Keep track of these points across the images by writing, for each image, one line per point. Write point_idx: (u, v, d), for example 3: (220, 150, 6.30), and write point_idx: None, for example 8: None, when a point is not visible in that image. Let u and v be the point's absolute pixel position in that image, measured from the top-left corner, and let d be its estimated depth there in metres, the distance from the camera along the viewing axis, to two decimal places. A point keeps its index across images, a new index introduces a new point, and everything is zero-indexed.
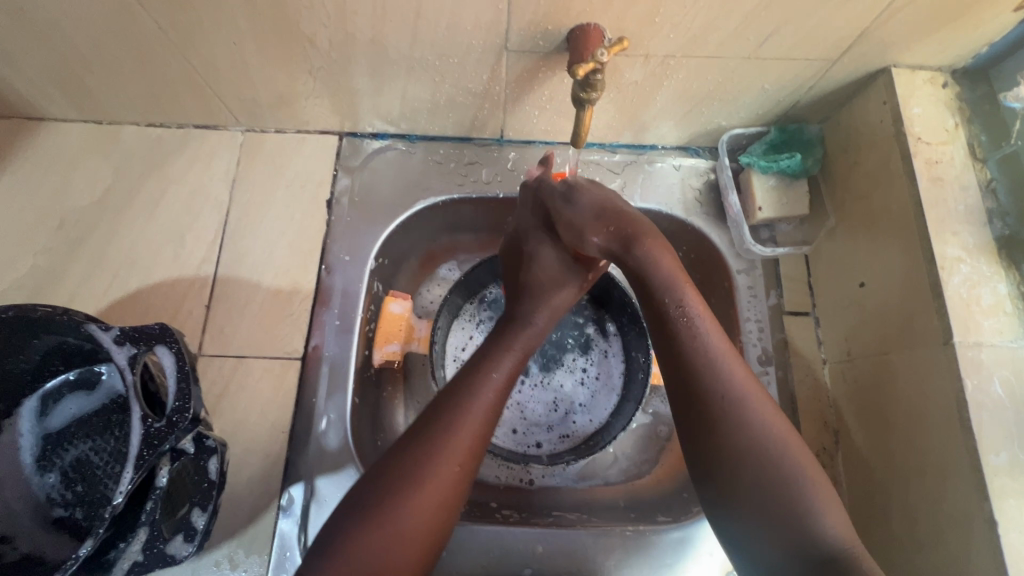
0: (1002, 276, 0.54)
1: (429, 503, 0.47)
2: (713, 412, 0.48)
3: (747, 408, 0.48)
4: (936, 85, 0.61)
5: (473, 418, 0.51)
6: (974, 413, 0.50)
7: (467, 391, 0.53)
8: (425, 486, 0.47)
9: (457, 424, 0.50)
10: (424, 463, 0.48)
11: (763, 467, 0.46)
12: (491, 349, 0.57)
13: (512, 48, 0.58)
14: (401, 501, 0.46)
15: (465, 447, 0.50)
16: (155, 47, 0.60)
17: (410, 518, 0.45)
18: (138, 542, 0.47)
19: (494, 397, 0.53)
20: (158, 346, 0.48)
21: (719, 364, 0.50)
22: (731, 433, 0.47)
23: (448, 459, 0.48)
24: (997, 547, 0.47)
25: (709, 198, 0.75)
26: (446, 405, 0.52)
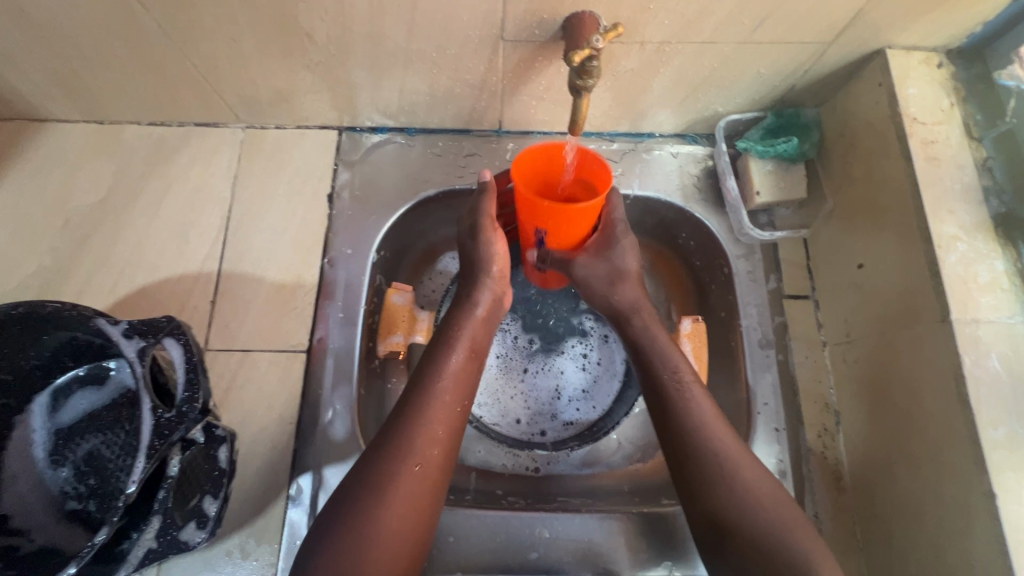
0: (999, 254, 0.54)
1: (399, 511, 0.49)
2: (704, 465, 0.52)
3: (727, 463, 0.52)
4: (931, 65, 0.61)
5: (430, 421, 0.53)
6: (972, 388, 0.51)
7: (420, 393, 0.55)
8: (389, 495, 0.49)
9: (412, 428, 0.52)
10: (386, 473, 0.50)
11: (755, 526, 0.49)
12: (434, 348, 0.59)
13: (508, 39, 0.58)
14: (371, 510, 0.48)
15: (423, 449, 0.52)
16: (155, 45, 0.60)
17: (384, 528, 0.48)
18: (152, 530, 0.48)
19: (449, 396, 0.55)
20: (167, 338, 0.49)
21: (707, 423, 0.54)
22: (713, 483, 0.51)
23: (406, 467, 0.50)
24: (996, 519, 0.48)
25: (706, 184, 0.75)
26: (400, 413, 0.54)
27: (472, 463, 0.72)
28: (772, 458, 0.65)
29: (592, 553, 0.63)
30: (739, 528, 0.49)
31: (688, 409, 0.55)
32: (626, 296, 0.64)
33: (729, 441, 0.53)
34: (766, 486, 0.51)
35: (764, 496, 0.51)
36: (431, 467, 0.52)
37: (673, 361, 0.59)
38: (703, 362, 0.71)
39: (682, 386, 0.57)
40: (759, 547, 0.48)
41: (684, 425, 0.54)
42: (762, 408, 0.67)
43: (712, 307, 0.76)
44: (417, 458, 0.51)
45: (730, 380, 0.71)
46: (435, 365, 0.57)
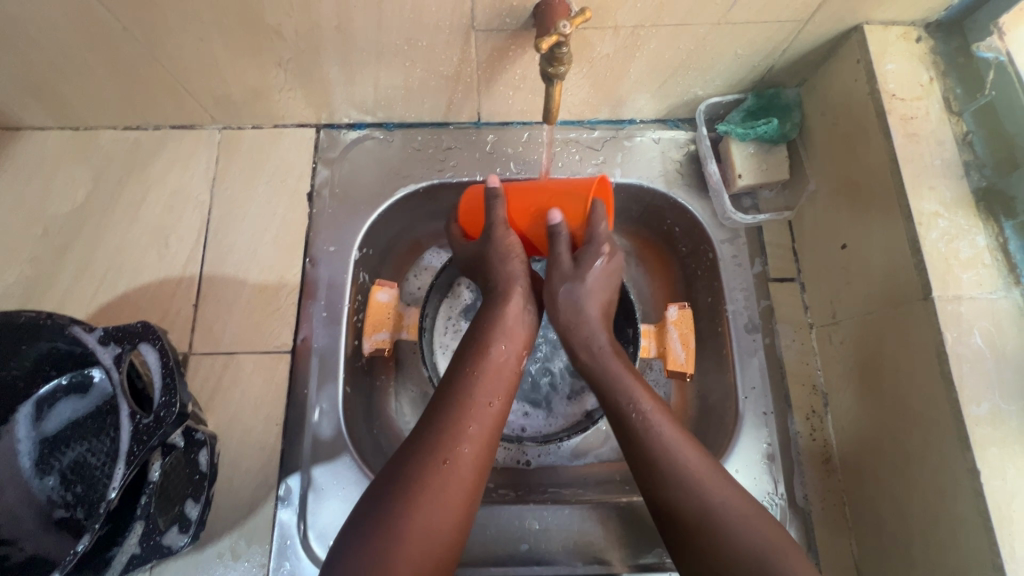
0: (980, 229, 0.54)
1: (437, 513, 0.48)
2: (651, 455, 0.53)
3: (678, 465, 0.52)
4: (910, 40, 0.60)
5: (465, 415, 0.53)
6: (954, 365, 0.50)
7: (462, 392, 0.55)
8: (427, 498, 0.48)
9: (460, 425, 0.53)
10: (425, 465, 0.50)
11: (692, 505, 0.50)
12: (468, 351, 0.59)
13: (479, 28, 0.58)
14: (407, 504, 0.48)
15: (464, 452, 0.51)
16: (122, 47, 0.59)
17: (417, 531, 0.47)
18: (135, 535, 0.48)
19: (484, 394, 0.55)
20: (142, 344, 0.49)
21: (670, 444, 0.53)
22: (664, 476, 0.52)
23: (439, 459, 0.50)
24: (980, 495, 0.47)
25: (689, 169, 0.74)
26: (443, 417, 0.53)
27: None
28: (761, 442, 0.65)
29: (583, 543, 0.63)
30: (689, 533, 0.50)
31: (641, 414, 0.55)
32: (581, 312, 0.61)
33: (679, 439, 0.54)
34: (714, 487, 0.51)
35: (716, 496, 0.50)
36: (466, 471, 0.51)
37: (604, 344, 0.60)
38: (690, 348, 0.70)
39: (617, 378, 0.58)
40: (704, 530, 0.49)
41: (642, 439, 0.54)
42: (750, 393, 0.67)
43: (699, 293, 0.75)
44: (452, 452, 0.51)
45: (719, 365, 0.71)
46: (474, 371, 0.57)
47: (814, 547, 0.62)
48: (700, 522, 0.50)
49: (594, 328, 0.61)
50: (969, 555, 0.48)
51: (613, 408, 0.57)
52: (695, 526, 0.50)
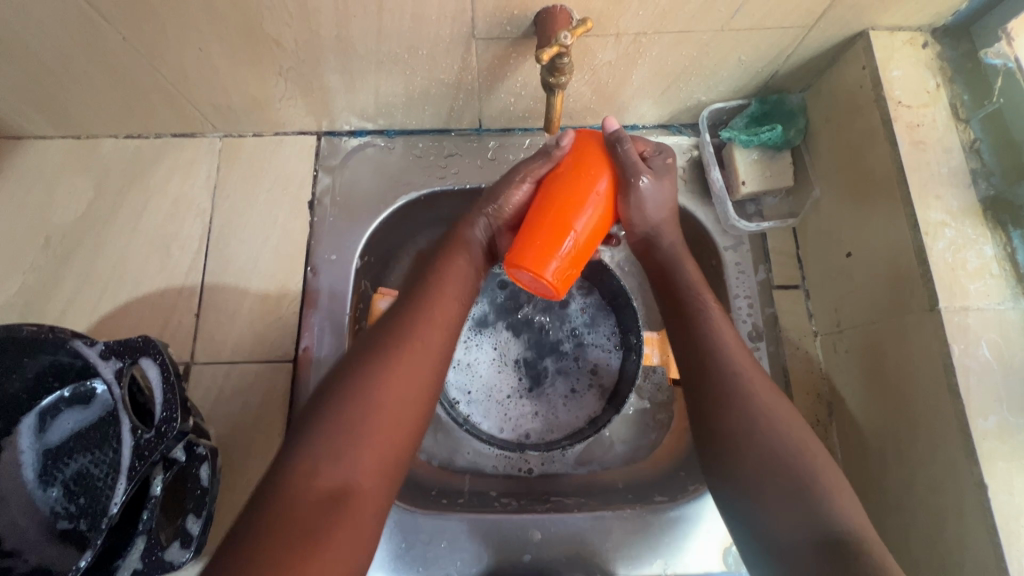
0: (988, 238, 0.53)
1: (396, 393, 0.46)
2: (732, 387, 0.51)
3: (758, 402, 0.50)
4: (916, 46, 0.59)
5: (430, 314, 0.51)
6: (961, 377, 0.50)
7: (425, 289, 0.53)
8: (393, 375, 0.46)
9: (414, 328, 0.49)
10: (387, 355, 0.48)
11: (762, 442, 0.48)
12: (437, 254, 0.57)
13: (480, 36, 0.57)
14: (371, 394, 0.45)
15: (427, 336, 0.49)
16: (122, 58, 0.59)
17: (384, 405, 0.45)
18: (137, 551, 0.48)
19: (450, 290, 0.54)
20: (143, 358, 0.49)
21: (733, 357, 0.53)
22: (723, 391, 0.51)
23: (406, 349, 0.48)
24: (987, 509, 0.47)
25: (693, 175, 0.74)
26: (402, 313, 0.51)
27: (463, 465, 0.72)
28: None
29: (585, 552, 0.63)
30: (752, 472, 0.48)
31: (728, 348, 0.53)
32: (647, 218, 0.59)
33: (761, 377, 0.52)
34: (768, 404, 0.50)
35: (771, 417, 0.50)
36: (431, 354, 0.49)
37: (699, 289, 0.58)
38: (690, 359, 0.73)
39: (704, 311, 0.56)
40: (750, 449, 0.49)
41: (704, 346, 0.54)
42: None
43: None
44: (421, 340, 0.49)
45: None
46: (429, 292, 0.52)
47: None
48: (761, 463, 0.48)
49: (670, 230, 0.61)
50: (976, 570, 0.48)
51: (698, 336, 0.55)
52: (767, 462, 0.48)
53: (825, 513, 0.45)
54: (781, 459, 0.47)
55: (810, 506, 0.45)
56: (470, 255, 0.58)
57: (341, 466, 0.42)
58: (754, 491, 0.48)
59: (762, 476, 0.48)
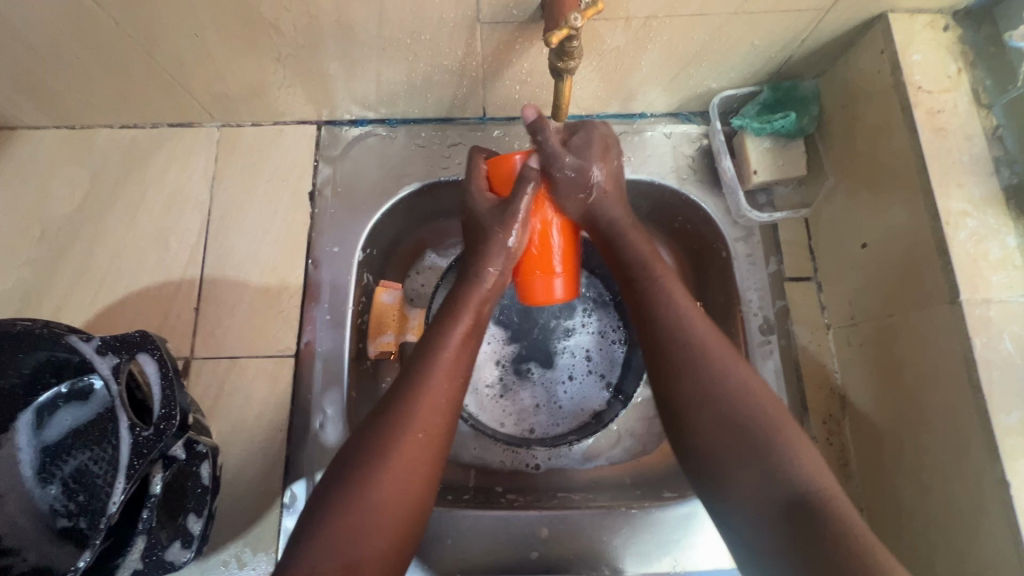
0: (1011, 228, 0.52)
1: (398, 481, 0.47)
2: (688, 353, 0.51)
3: (715, 372, 0.50)
4: (936, 29, 0.57)
5: (427, 394, 0.51)
6: (982, 372, 0.48)
7: (422, 368, 0.53)
8: (392, 464, 0.47)
9: (409, 406, 0.50)
10: (385, 442, 0.48)
11: (722, 408, 0.49)
12: (441, 320, 0.57)
13: (484, 20, 0.55)
14: (367, 490, 0.46)
15: (425, 418, 0.50)
16: (114, 44, 0.57)
17: (383, 493, 0.46)
18: (136, 551, 0.48)
19: (451, 367, 0.54)
20: (140, 353, 0.48)
21: (684, 317, 0.54)
22: (677, 355, 0.52)
23: (406, 437, 0.49)
24: (1009, 508, 0.46)
25: (702, 165, 0.72)
26: (399, 390, 0.52)
27: (469, 460, 0.71)
28: None
29: (593, 550, 0.62)
30: (715, 441, 0.48)
31: (679, 315, 0.54)
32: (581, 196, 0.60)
33: (719, 341, 0.52)
34: (723, 367, 0.50)
35: (726, 379, 0.50)
36: (430, 436, 0.50)
37: (650, 259, 0.59)
38: None
39: (657, 281, 0.57)
40: (708, 413, 0.49)
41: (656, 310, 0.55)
42: None
43: (712, 292, 0.73)
44: (421, 428, 0.50)
45: None
46: (428, 363, 0.53)
47: None
48: (724, 430, 0.48)
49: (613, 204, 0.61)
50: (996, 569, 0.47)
51: (652, 308, 0.55)
52: (728, 431, 0.48)
53: (786, 481, 0.45)
54: (744, 425, 0.48)
55: (776, 468, 0.46)
56: (477, 318, 0.58)
57: (339, 559, 0.43)
58: (723, 463, 0.48)
59: (727, 442, 0.48)
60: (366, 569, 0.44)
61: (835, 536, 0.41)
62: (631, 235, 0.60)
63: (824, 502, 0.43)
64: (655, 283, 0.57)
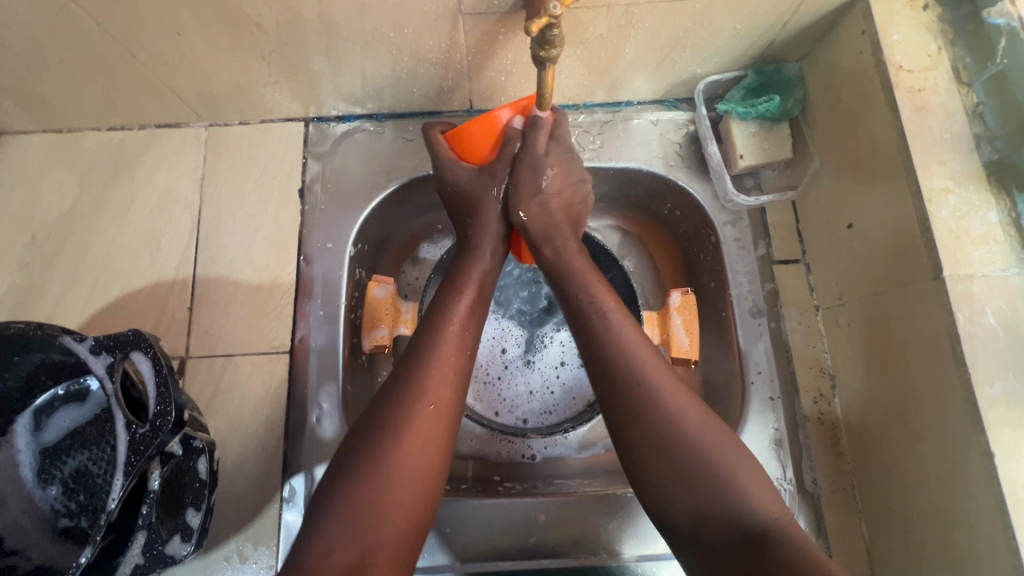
0: (992, 204, 0.52)
1: (416, 456, 0.48)
2: (630, 407, 0.50)
3: (668, 422, 0.49)
4: (916, 8, 0.57)
5: (438, 364, 0.52)
6: (966, 346, 0.49)
7: (428, 343, 0.54)
8: (406, 437, 0.48)
9: (422, 377, 0.51)
10: (405, 414, 0.49)
11: (668, 463, 0.47)
12: (445, 292, 0.58)
13: (466, 12, 0.55)
14: (384, 464, 0.46)
15: (435, 391, 0.51)
16: (96, 45, 0.57)
17: (399, 467, 0.46)
18: (137, 545, 0.49)
19: (459, 339, 0.55)
20: (134, 352, 0.48)
21: (635, 352, 0.53)
22: (624, 396, 0.51)
23: (419, 409, 0.49)
24: (994, 478, 0.46)
25: (689, 151, 0.72)
26: (408, 365, 0.52)
27: (466, 452, 0.72)
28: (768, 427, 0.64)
29: (588, 535, 0.63)
30: (676, 500, 0.47)
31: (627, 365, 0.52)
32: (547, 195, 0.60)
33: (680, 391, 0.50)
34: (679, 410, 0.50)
35: (687, 425, 0.48)
36: (443, 409, 0.50)
37: (595, 294, 0.57)
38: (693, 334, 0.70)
39: (603, 314, 0.55)
40: (657, 445, 0.48)
41: (606, 347, 0.53)
42: (755, 377, 0.66)
43: (703, 278, 0.74)
44: (433, 399, 0.50)
45: (724, 351, 0.70)
46: (435, 336, 0.54)
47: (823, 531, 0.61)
48: (681, 480, 0.47)
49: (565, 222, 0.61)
50: (984, 539, 0.47)
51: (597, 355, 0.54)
52: (674, 468, 0.47)
53: (743, 518, 0.45)
54: (700, 487, 0.46)
55: (722, 503, 0.46)
56: (479, 292, 0.59)
57: (360, 535, 0.44)
58: (664, 486, 0.47)
59: (678, 498, 0.47)
60: (381, 550, 0.44)
61: (777, 564, 0.41)
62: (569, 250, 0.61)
63: (770, 540, 0.43)
64: (604, 324, 0.55)
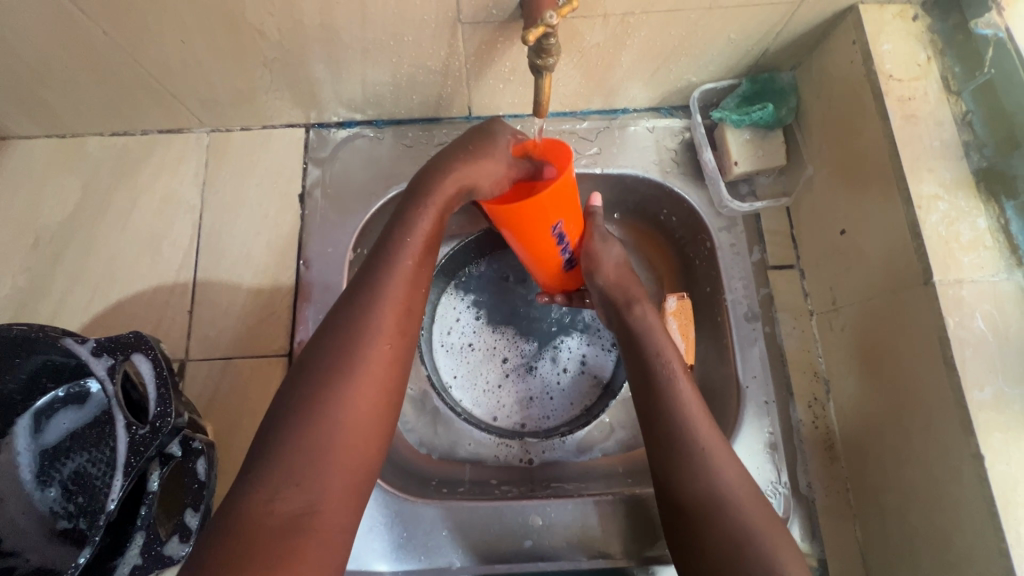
0: (981, 211, 0.53)
1: (365, 399, 0.46)
2: (681, 451, 0.52)
3: (717, 478, 0.50)
4: (906, 19, 0.59)
5: (394, 299, 0.49)
6: (957, 349, 0.49)
7: (389, 275, 0.50)
8: (359, 377, 0.46)
9: (367, 316, 0.48)
10: (362, 348, 0.47)
11: (710, 504, 0.50)
12: (405, 212, 0.54)
13: (465, 21, 0.56)
14: (334, 405, 0.45)
15: (392, 328, 0.49)
16: (101, 51, 0.58)
17: (352, 409, 0.45)
18: (136, 546, 0.49)
19: (414, 272, 0.52)
20: (135, 354, 0.49)
21: (684, 395, 0.54)
22: (670, 434, 0.53)
23: (377, 346, 0.47)
24: (984, 480, 0.47)
25: (685, 157, 0.73)
26: (363, 295, 0.49)
27: (464, 455, 0.72)
28: (764, 431, 0.65)
29: (585, 539, 0.63)
30: (709, 539, 0.49)
31: (673, 387, 0.55)
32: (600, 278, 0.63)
33: (700, 407, 0.54)
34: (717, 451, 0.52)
35: (725, 477, 0.50)
36: (399, 350, 0.49)
37: (662, 346, 0.58)
38: (690, 339, 0.71)
39: (661, 357, 0.57)
40: (699, 488, 0.50)
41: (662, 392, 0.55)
42: (751, 381, 0.66)
43: (698, 283, 0.74)
44: (390, 336, 0.48)
45: (720, 356, 0.70)
46: (390, 269, 0.51)
47: (818, 534, 0.62)
48: (716, 521, 0.49)
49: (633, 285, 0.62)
50: (975, 540, 0.48)
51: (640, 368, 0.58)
52: (717, 523, 0.49)
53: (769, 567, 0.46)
54: (734, 532, 0.48)
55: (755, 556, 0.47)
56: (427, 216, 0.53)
57: (306, 484, 0.42)
58: (701, 530, 0.49)
59: (690, 495, 0.50)
60: (327, 504, 0.43)
61: None
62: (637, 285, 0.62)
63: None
64: (661, 369, 0.56)
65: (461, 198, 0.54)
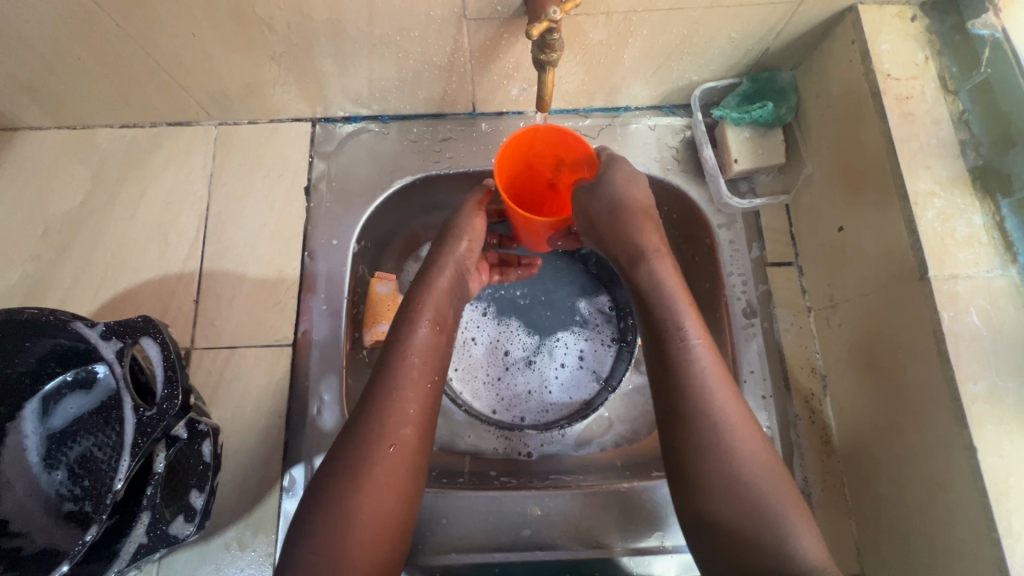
0: (977, 208, 0.54)
1: (378, 498, 0.48)
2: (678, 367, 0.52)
3: (709, 397, 0.50)
4: (905, 19, 0.60)
5: (398, 399, 0.52)
6: (951, 344, 0.50)
7: (389, 378, 0.53)
8: (368, 480, 0.48)
9: (380, 415, 0.51)
10: (369, 452, 0.49)
11: (699, 423, 0.50)
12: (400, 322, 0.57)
13: (471, 17, 0.57)
14: (347, 508, 0.47)
15: (396, 429, 0.50)
16: (114, 44, 0.59)
17: (365, 513, 0.47)
18: (141, 526, 0.50)
19: (417, 370, 0.54)
20: (143, 338, 0.50)
21: (677, 306, 0.54)
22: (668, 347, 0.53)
23: (380, 448, 0.49)
24: (976, 472, 0.47)
25: (686, 155, 0.74)
26: (368, 404, 0.52)
27: (462, 448, 0.72)
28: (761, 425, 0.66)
29: (583, 530, 0.64)
30: (694, 458, 0.49)
31: (668, 297, 0.55)
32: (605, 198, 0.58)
33: (703, 344, 0.53)
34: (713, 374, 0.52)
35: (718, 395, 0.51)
36: (407, 445, 0.51)
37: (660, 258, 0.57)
38: None
39: (655, 269, 0.56)
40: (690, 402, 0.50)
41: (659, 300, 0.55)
42: (748, 376, 0.67)
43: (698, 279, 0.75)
44: (393, 437, 0.50)
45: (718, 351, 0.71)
46: (393, 370, 0.54)
47: None
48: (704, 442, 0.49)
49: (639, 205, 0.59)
50: (965, 532, 0.49)
51: (647, 301, 0.56)
52: (702, 439, 0.49)
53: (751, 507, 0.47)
54: (718, 451, 0.49)
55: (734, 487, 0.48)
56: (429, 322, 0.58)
57: None
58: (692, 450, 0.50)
59: (680, 408, 0.51)
60: None
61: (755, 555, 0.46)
62: (640, 223, 0.58)
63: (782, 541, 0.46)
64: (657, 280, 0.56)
65: (459, 280, 0.63)
